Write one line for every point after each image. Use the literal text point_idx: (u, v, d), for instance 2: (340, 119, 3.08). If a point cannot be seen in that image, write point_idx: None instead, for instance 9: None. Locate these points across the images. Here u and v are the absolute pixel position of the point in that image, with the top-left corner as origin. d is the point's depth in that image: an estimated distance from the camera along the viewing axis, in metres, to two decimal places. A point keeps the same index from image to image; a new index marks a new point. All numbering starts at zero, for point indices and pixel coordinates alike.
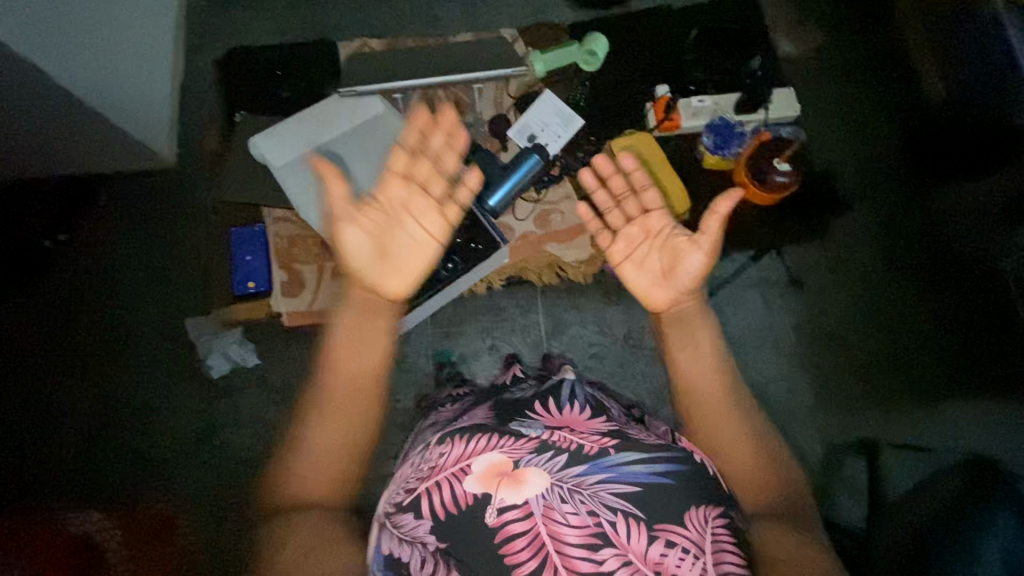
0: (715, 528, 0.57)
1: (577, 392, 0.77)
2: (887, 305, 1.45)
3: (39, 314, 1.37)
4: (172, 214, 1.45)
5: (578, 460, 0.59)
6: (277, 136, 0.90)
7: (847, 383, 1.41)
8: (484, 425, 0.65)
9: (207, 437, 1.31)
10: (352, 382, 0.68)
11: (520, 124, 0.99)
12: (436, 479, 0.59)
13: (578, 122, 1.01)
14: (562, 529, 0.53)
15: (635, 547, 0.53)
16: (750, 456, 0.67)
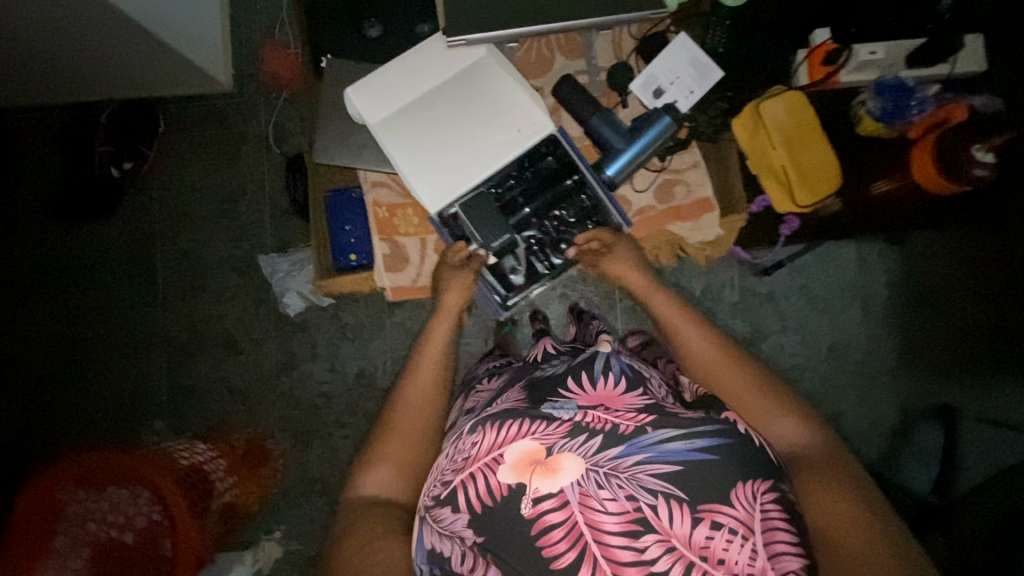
0: (766, 503, 0.54)
1: (613, 363, 0.75)
2: (995, 270, 1.32)
3: (116, 244, 1.38)
4: (235, 144, 1.38)
5: (613, 441, 0.58)
6: (371, 89, 0.90)
7: (937, 348, 1.33)
8: (513, 409, 0.65)
9: (287, 369, 1.37)
10: (424, 376, 0.80)
11: (645, 76, 0.99)
12: (472, 469, 0.59)
13: (713, 73, 1.00)
14: (601, 517, 0.53)
15: (679, 532, 0.52)
16: (767, 404, 0.67)
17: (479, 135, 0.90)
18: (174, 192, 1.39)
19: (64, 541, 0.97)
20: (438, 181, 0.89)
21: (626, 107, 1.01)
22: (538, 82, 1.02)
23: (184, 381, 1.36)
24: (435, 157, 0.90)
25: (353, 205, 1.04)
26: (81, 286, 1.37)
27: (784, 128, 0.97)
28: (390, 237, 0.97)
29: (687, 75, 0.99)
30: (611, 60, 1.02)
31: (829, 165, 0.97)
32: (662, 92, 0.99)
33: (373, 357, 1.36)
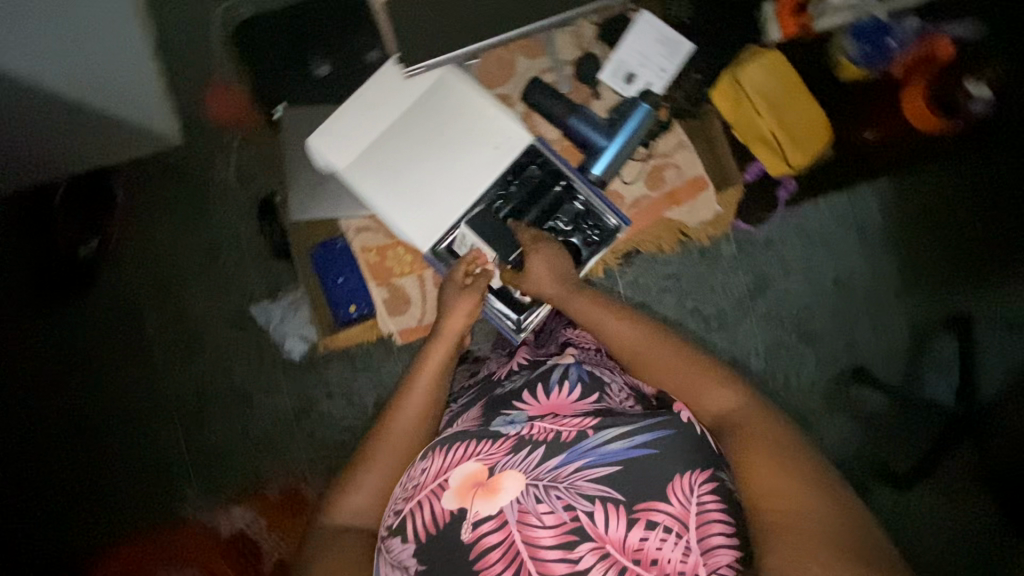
0: (702, 495, 0.57)
1: (571, 371, 0.75)
2: (981, 172, 1.32)
3: (101, 324, 1.34)
4: (199, 197, 1.33)
5: (554, 452, 0.61)
6: (340, 137, 0.91)
7: (938, 261, 1.33)
8: (463, 432, 0.67)
9: (306, 412, 1.35)
10: (416, 402, 0.74)
11: (614, 64, 1.01)
12: (419, 497, 0.61)
13: (683, 46, 1.01)
14: (538, 533, 0.56)
15: (613, 537, 0.55)
16: (702, 378, 0.68)
17: (458, 161, 0.92)
18: (148, 259, 1.35)
19: None
20: (423, 218, 0.91)
21: (600, 98, 1.01)
22: (502, 90, 1.01)
23: (203, 445, 1.34)
24: (416, 194, 0.91)
25: (342, 257, 1.01)
26: (75, 373, 1.33)
27: (767, 95, 0.99)
28: (388, 282, 0.98)
29: (657, 55, 1.01)
30: (575, 52, 1.03)
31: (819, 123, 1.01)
32: (635, 76, 1.01)
33: (387, 383, 1.34)
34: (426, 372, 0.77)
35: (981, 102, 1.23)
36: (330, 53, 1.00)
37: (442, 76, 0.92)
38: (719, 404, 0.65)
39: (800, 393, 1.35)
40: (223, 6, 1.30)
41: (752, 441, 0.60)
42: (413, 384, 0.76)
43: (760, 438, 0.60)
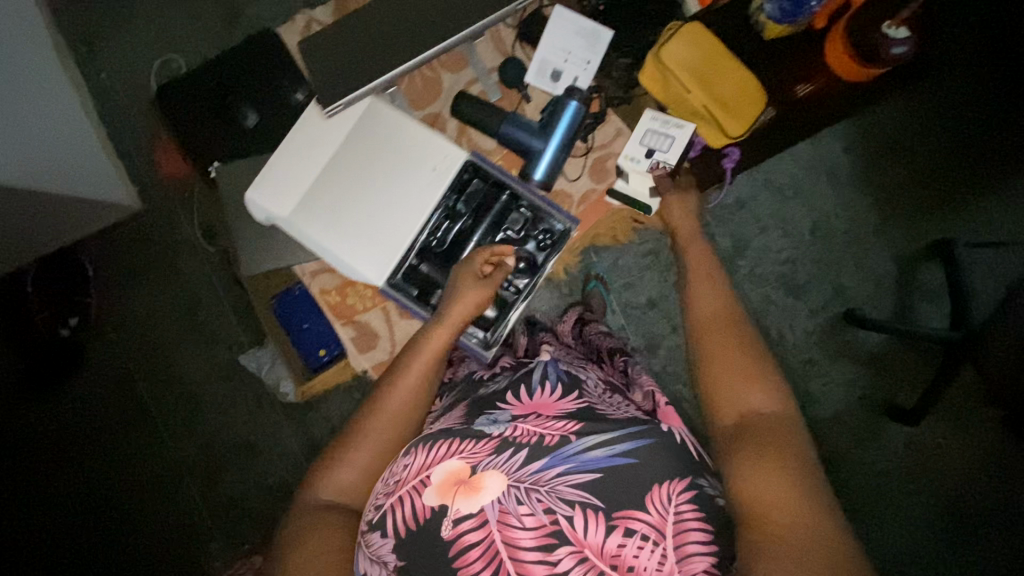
0: (680, 504, 0.55)
1: (551, 371, 0.75)
2: (939, 96, 1.30)
3: (96, 399, 1.34)
4: (169, 258, 1.33)
5: (537, 455, 0.59)
6: (273, 191, 0.86)
7: (911, 190, 1.31)
8: (448, 428, 0.65)
9: (313, 450, 1.35)
10: (417, 374, 0.72)
11: (537, 63, 0.94)
12: (399, 493, 0.58)
13: (602, 33, 0.95)
14: (518, 533, 0.54)
15: (592, 542, 0.54)
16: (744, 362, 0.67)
17: (401, 190, 0.88)
18: (131, 328, 1.35)
19: None
20: (378, 255, 0.88)
21: (530, 100, 0.96)
22: (435, 109, 0.95)
23: (219, 499, 1.35)
24: (366, 232, 0.88)
25: (303, 303, 1.01)
26: (80, 452, 1.33)
27: (693, 64, 0.94)
28: (351, 320, 0.92)
29: (578, 47, 0.94)
30: (498, 58, 0.96)
31: (750, 91, 0.95)
32: (560, 72, 0.95)
33: None
34: (431, 348, 0.75)
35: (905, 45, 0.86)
36: (252, 100, 0.99)
37: (367, 105, 0.88)
38: (756, 407, 0.63)
39: (797, 346, 1.34)
40: (155, 64, 1.29)
41: (765, 440, 0.59)
42: (413, 359, 0.73)
43: (775, 451, 0.57)
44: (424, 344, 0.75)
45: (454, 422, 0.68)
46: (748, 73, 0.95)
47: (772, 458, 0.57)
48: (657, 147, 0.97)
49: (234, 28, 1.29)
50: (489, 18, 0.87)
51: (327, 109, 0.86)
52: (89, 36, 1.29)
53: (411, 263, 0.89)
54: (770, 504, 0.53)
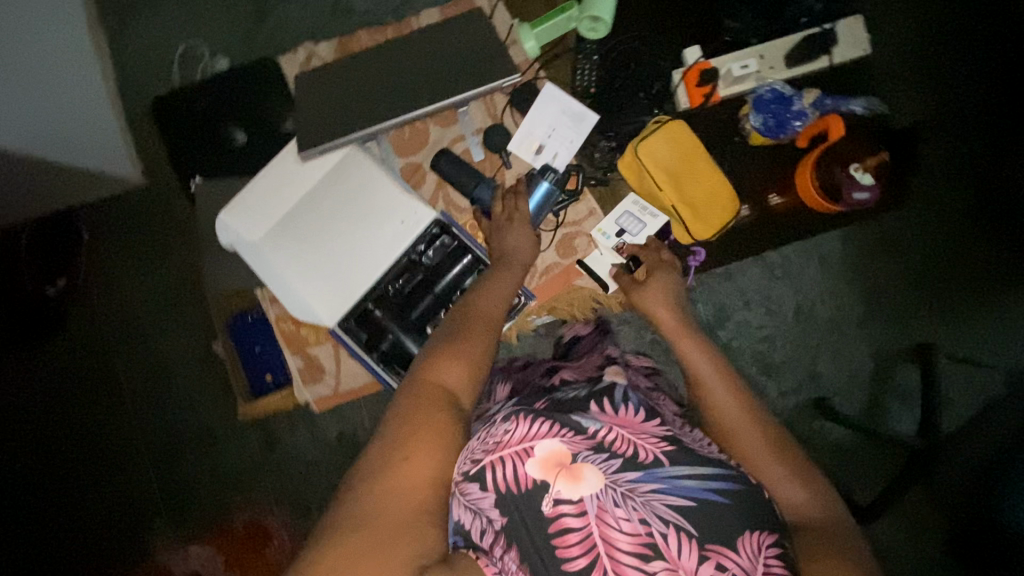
0: (770, 556, 0.56)
1: (630, 395, 0.74)
2: (943, 203, 1.28)
3: (71, 360, 1.37)
4: (161, 237, 1.36)
5: (632, 466, 0.62)
6: (245, 220, 0.89)
7: (900, 289, 1.30)
8: (544, 410, 0.69)
9: (270, 446, 1.37)
10: (495, 290, 0.78)
11: (521, 133, 1.01)
12: (501, 453, 0.64)
13: (588, 116, 1.00)
14: (614, 533, 0.57)
15: (685, 564, 0.55)
16: (777, 458, 0.66)
17: (367, 237, 0.90)
18: (114, 297, 1.37)
19: None
20: (333, 298, 0.90)
21: (510, 167, 1.01)
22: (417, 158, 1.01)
23: (171, 476, 1.37)
24: (327, 275, 0.90)
25: (256, 329, 1.02)
26: (47, 410, 1.36)
27: (671, 167, 1.00)
28: (301, 350, 0.96)
29: (563, 126, 1.01)
30: (486, 121, 1.02)
31: (721, 194, 1.01)
32: (543, 146, 1.01)
33: (350, 418, 1.36)
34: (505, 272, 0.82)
35: (867, 192, 1.04)
36: (239, 119, 1.02)
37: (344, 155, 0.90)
38: (786, 499, 0.63)
39: None
40: (178, 50, 1.32)
41: (816, 534, 0.58)
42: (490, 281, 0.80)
43: (833, 549, 0.55)
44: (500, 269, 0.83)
45: (546, 407, 0.71)
46: (721, 177, 1.01)
47: (828, 551, 0.55)
48: (628, 228, 1.03)
49: (257, 28, 1.31)
50: (471, 90, 0.86)
51: (302, 154, 0.88)
52: (119, 12, 1.32)
53: (368, 308, 0.91)
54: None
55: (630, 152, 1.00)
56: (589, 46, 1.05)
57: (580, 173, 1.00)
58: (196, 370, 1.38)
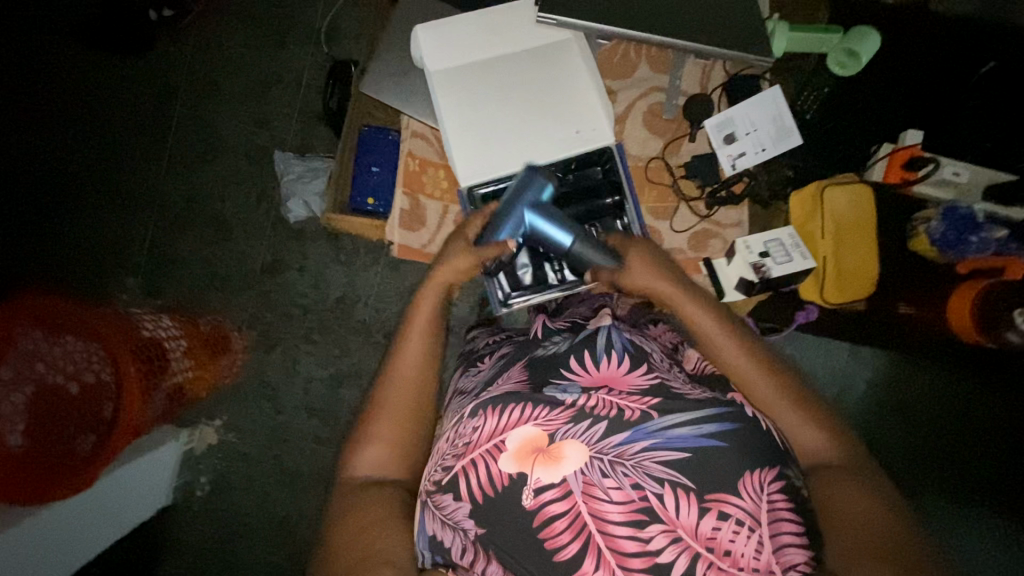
0: (771, 494, 0.52)
1: (616, 339, 0.67)
2: (978, 401, 1.29)
3: (136, 92, 1.33)
4: (284, 31, 1.33)
5: (617, 428, 0.55)
6: (445, 41, 0.86)
7: (897, 456, 1.29)
8: (518, 391, 0.60)
9: (272, 271, 1.34)
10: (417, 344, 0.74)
11: (723, 117, 0.91)
12: (471, 456, 0.56)
13: (790, 141, 0.94)
14: (604, 506, 0.50)
15: (685, 522, 0.50)
16: (787, 402, 0.64)
17: (537, 126, 0.88)
18: (209, 57, 1.33)
19: (8, 373, 0.92)
20: (480, 159, 0.87)
21: (693, 142, 0.92)
22: (613, 84, 0.91)
23: (162, 245, 1.32)
24: (483, 137, 0.87)
25: (386, 146, 1.03)
26: (89, 123, 1.32)
27: (841, 216, 0.99)
28: (413, 194, 0.90)
29: (766, 131, 0.93)
30: (695, 87, 0.92)
31: (868, 268, 1.00)
32: (734, 139, 0.92)
33: (358, 287, 1.34)
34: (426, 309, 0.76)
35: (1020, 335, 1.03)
36: None
37: (565, 38, 0.89)
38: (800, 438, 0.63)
39: None
40: None
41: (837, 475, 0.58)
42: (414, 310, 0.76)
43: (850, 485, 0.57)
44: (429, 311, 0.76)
45: (517, 383, 0.63)
46: (874, 253, 1.00)
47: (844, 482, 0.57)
48: (772, 253, 0.95)
49: None
50: (727, 53, 0.86)
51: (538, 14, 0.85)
52: None
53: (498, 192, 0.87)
54: (856, 523, 0.53)
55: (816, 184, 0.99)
56: (824, 78, 1.03)
57: (753, 183, 0.93)
58: (239, 163, 1.33)
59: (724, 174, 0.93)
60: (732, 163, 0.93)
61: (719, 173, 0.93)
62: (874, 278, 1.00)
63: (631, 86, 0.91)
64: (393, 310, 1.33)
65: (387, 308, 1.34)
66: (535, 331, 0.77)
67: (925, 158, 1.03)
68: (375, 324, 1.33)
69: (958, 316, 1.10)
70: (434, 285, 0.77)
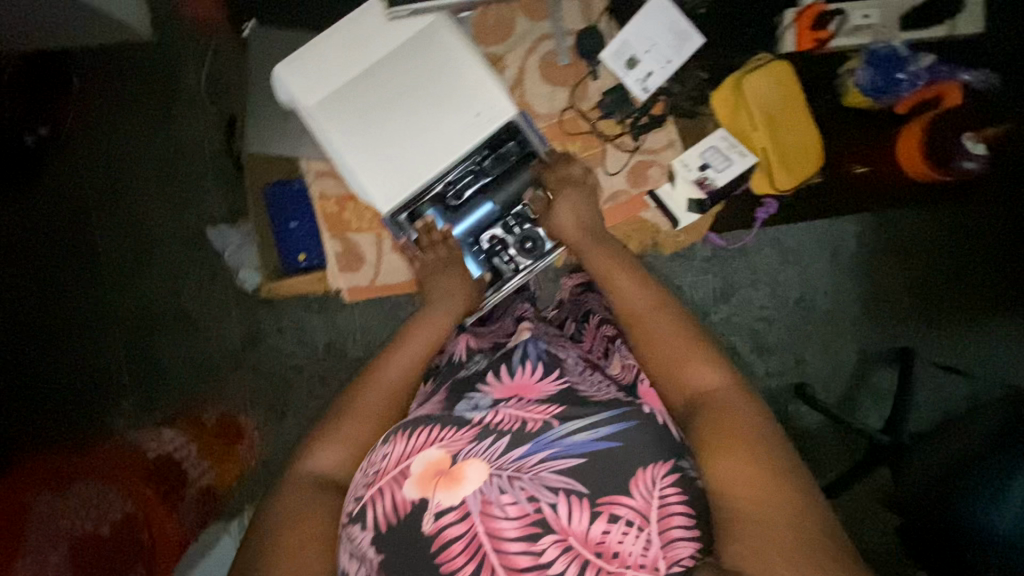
0: (663, 489, 0.49)
1: (531, 350, 0.65)
2: (963, 217, 1.29)
3: (46, 221, 1.27)
4: (168, 103, 1.26)
5: (518, 442, 0.52)
6: (300, 75, 0.85)
7: (899, 296, 1.31)
8: (428, 415, 0.57)
9: (253, 343, 1.30)
10: (408, 355, 0.68)
11: (619, 44, 1.00)
12: (379, 486, 0.51)
13: (692, 41, 1.01)
14: (501, 524, 0.47)
15: (576, 529, 0.47)
16: (678, 339, 0.63)
17: (435, 125, 0.86)
18: (102, 159, 1.27)
19: (36, 538, 0.89)
20: (393, 180, 0.86)
21: (595, 79, 1.01)
22: (496, 48, 1.01)
23: (135, 356, 1.29)
24: (386, 161, 0.85)
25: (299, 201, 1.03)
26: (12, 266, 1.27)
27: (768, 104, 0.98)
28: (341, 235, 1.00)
29: (665, 44, 1.01)
30: (580, 22, 1.01)
31: (812, 145, 1.00)
32: (637, 60, 1.01)
33: (341, 328, 1.30)
34: (417, 330, 0.72)
35: (975, 163, 1.06)
36: None
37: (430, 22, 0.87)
38: (694, 379, 0.59)
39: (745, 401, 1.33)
40: None
41: (718, 417, 0.54)
42: (401, 339, 0.71)
43: (729, 419, 0.54)
44: (426, 331, 0.72)
45: (432, 406, 0.60)
46: (814, 130, 0.99)
47: (727, 433, 0.52)
48: (712, 164, 1.00)
49: None
50: None
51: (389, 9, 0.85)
52: None
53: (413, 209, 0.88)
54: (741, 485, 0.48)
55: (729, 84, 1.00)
56: None
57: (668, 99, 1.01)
58: (174, 253, 1.29)
59: (640, 98, 1.02)
60: (643, 84, 1.01)
61: (634, 101, 1.01)
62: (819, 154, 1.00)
63: (510, 45, 1.00)
64: (385, 337, 1.31)
65: (378, 339, 1.31)
66: (458, 352, 0.73)
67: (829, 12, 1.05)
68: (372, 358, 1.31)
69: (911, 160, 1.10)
70: (441, 314, 0.76)
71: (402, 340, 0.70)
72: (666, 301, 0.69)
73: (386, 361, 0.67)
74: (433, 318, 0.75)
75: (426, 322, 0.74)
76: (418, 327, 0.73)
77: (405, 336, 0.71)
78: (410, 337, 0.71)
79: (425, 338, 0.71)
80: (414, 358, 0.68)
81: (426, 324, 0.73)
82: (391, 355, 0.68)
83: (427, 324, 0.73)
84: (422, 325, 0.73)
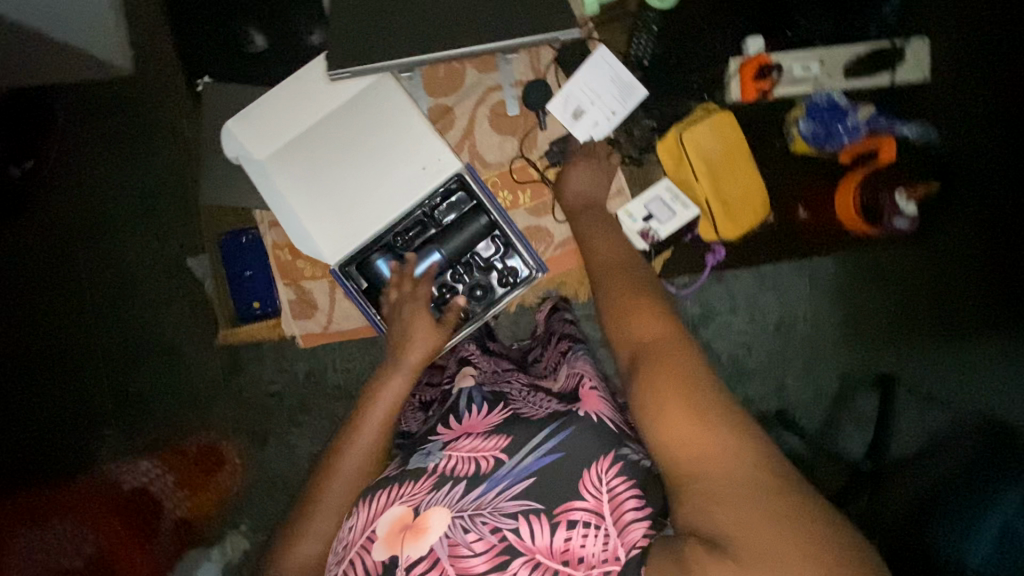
0: (611, 484, 0.56)
1: (476, 395, 0.71)
2: (940, 236, 1.28)
3: (33, 255, 1.30)
4: (149, 137, 1.29)
5: (474, 484, 0.57)
6: (251, 134, 0.97)
7: (879, 317, 1.30)
8: (385, 478, 0.62)
9: (234, 372, 1.31)
10: (365, 432, 0.75)
11: (564, 96, 1.05)
12: (350, 556, 0.56)
13: (635, 93, 1.05)
14: (471, 562, 0.52)
15: (541, 545, 0.52)
16: (641, 294, 0.69)
17: (377, 180, 0.98)
18: (85, 193, 1.30)
19: None
20: (336, 234, 0.98)
21: (544, 128, 1.06)
22: (445, 100, 1.06)
23: (119, 387, 1.31)
24: (335, 213, 0.98)
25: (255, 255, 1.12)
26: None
27: (708, 155, 1.06)
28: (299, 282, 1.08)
29: (610, 95, 1.05)
30: (528, 75, 1.06)
31: (755, 194, 1.08)
32: (583, 112, 1.05)
33: (321, 355, 1.31)
34: (375, 400, 0.79)
35: (907, 221, 1.15)
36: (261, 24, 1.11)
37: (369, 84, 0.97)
38: (648, 330, 0.63)
39: None
40: None
41: (664, 363, 0.58)
42: (360, 415, 0.77)
43: (674, 364, 0.58)
44: (388, 400, 0.79)
45: (392, 467, 0.65)
46: (755, 180, 1.07)
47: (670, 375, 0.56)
48: (656, 215, 1.07)
49: None
50: (528, 39, 0.93)
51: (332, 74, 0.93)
52: None
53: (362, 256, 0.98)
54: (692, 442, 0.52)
55: (673, 135, 1.06)
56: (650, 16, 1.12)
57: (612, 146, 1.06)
58: (156, 284, 1.30)
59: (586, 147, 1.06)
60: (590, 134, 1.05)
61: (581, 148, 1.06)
62: (762, 202, 1.08)
63: (459, 96, 1.06)
64: (365, 362, 1.31)
65: (358, 364, 1.31)
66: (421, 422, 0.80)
67: (772, 65, 1.10)
68: (352, 382, 1.31)
69: (848, 216, 1.16)
70: (405, 365, 0.82)
71: (362, 415, 0.77)
72: (633, 264, 0.76)
73: (349, 441, 0.75)
74: (394, 379, 0.80)
75: (387, 387, 0.80)
76: (377, 399, 0.79)
77: (366, 408, 0.78)
78: (370, 410, 0.77)
79: (384, 411, 0.77)
80: (372, 433, 0.75)
81: (387, 391, 0.79)
82: (351, 436, 0.75)
83: (387, 390, 0.79)
84: (382, 394, 0.79)
